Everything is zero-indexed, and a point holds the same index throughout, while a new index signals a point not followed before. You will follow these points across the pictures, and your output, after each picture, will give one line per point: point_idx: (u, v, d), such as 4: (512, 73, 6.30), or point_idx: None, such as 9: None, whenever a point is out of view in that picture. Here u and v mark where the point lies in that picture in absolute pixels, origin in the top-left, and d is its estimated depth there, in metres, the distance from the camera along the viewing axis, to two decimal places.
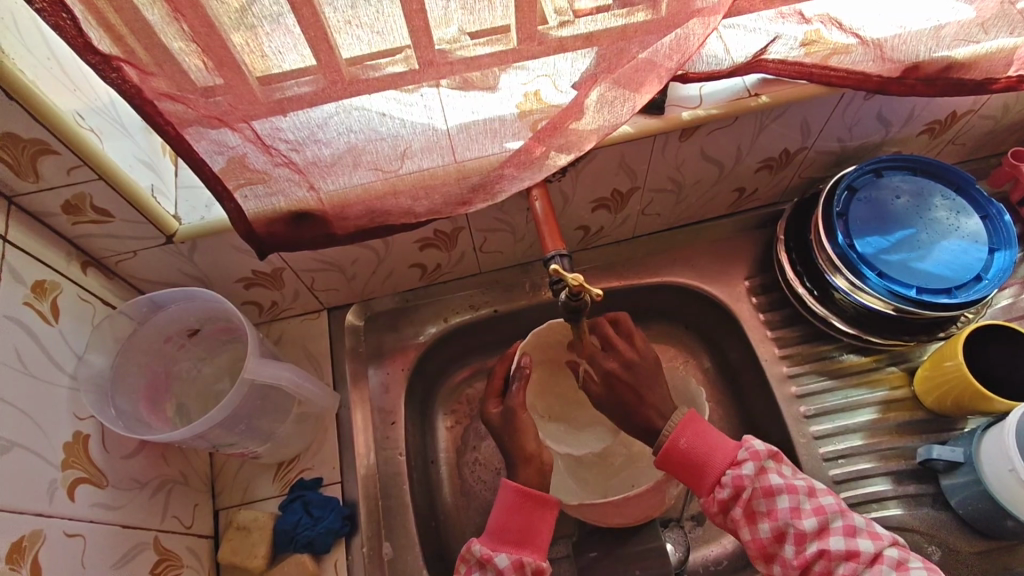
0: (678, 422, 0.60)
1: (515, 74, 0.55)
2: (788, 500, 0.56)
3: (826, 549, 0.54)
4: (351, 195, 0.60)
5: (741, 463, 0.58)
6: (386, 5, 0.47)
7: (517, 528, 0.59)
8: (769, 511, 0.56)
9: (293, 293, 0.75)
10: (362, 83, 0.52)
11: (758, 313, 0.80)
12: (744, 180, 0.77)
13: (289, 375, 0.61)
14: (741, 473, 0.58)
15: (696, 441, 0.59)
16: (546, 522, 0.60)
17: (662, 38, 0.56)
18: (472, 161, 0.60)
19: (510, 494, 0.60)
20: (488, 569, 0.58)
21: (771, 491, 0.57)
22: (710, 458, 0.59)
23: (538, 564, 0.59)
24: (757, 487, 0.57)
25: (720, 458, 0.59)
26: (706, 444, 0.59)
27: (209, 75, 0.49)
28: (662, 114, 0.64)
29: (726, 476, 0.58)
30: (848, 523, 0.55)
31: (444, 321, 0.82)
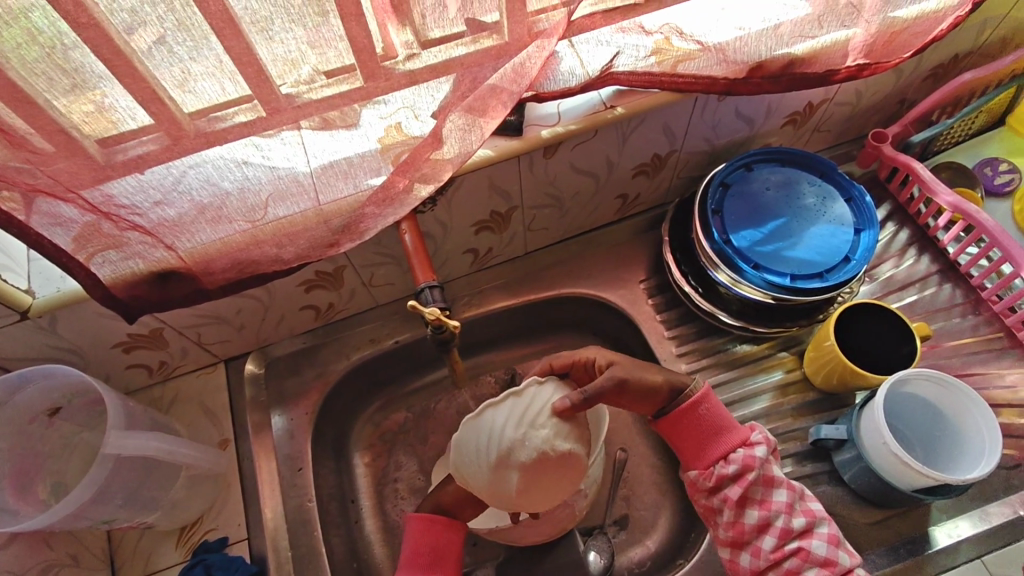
0: (701, 391, 0.65)
1: (374, 109, 0.56)
2: (785, 495, 0.60)
3: (805, 548, 0.58)
4: (212, 250, 0.59)
5: (751, 443, 0.62)
6: (212, 59, 0.45)
7: (427, 551, 0.64)
8: (763, 499, 0.60)
9: (181, 351, 0.73)
10: (209, 135, 0.51)
11: (654, 314, 0.82)
12: (624, 187, 0.79)
13: (158, 445, 0.59)
14: (753, 453, 0.61)
15: (714, 409, 0.64)
16: (454, 543, 0.65)
17: (500, 66, 0.57)
18: (331, 205, 0.59)
19: (416, 523, 0.65)
20: None
21: (773, 481, 0.60)
22: (724, 429, 0.64)
23: None
24: (762, 473, 0.60)
25: (731, 435, 0.63)
26: (724, 416, 0.64)
27: (31, 146, 0.46)
28: (520, 135, 0.64)
29: (733, 453, 0.62)
30: (832, 532, 0.59)
31: (346, 358, 0.81)
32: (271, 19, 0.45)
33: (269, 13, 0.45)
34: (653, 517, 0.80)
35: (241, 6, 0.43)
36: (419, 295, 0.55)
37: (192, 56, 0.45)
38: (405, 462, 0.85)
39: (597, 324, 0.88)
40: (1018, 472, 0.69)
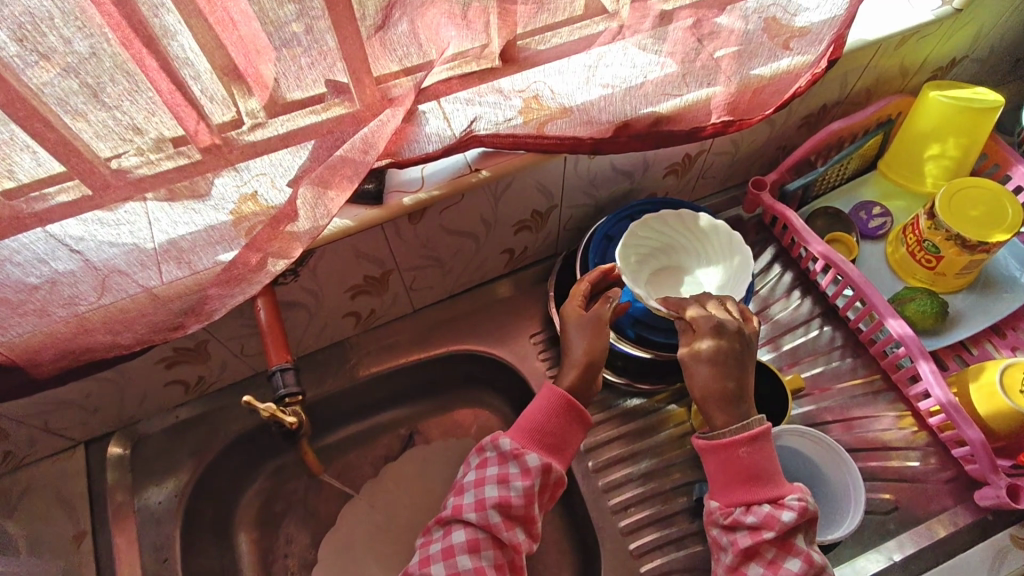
0: (757, 430, 0.60)
1: (227, 179, 0.53)
2: (797, 565, 0.55)
3: None
4: (35, 341, 0.54)
5: (781, 501, 0.58)
6: (18, 134, 0.43)
7: (555, 434, 0.64)
8: (770, 559, 0.56)
9: (27, 440, 0.67)
10: (24, 219, 0.48)
11: (544, 369, 0.80)
12: (508, 242, 0.78)
13: None
14: (778, 516, 0.56)
15: (755, 454, 0.59)
16: (577, 436, 0.65)
17: (357, 132, 0.55)
18: (164, 288, 0.55)
19: (556, 398, 0.65)
20: (514, 461, 0.62)
21: (788, 547, 0.56)
22: (764, 480, 0.59)
23: (559, 473, 0.63)
24: (779, 535, 0.56)
25: (768, 489, 0.58)
26: (768, 466, 0.59)
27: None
28: (380, 204, 0.62)
29: (758, 506, 0.58)
30: None
31: (224, 431, 0.76)
32: (73, 96, 0.42)
33: (70, 93, 0.42)
34: None
35: (39, 80, 0.40)
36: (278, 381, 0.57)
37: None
38: (297, 535, 0.80)
39: (493, 379, 0.86)
40: (894, 516, 0.70)
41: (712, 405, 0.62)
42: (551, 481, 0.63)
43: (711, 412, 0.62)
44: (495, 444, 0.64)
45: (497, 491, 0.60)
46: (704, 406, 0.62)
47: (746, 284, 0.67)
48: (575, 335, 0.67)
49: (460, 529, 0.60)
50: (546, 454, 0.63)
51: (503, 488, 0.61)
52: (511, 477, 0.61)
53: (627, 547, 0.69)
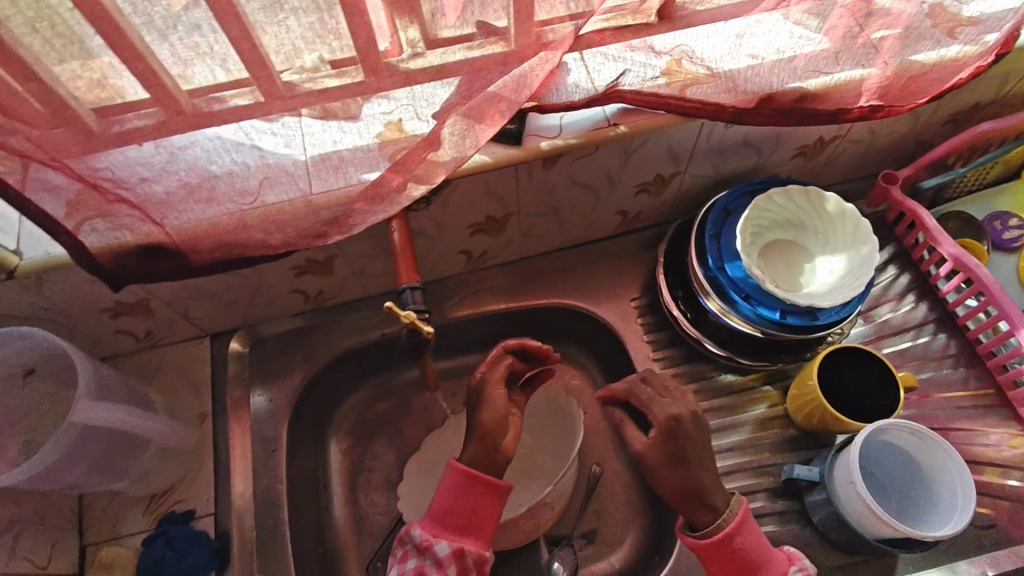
0: (733, 520, 0.59)
1: (378, 103, 0.56)
2: None
3: None
4: (200, 229, 0.59)
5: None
6: (217, 35, 0.47)
7: (462, 513, 0.64)
8: None
9: (168, 321, 0.74)
10: (206, 115, 0.52)
11: (642, 334, 0.82)
12: (625, 204, 0.79)
13: (122, 417, 0.60)
14: None
15: (749, 544, 0.59)
16: (493, 510, 0.65)
17: (504, 75, 0.57)
18: (321, 195, 0.59)
19: (458, 476, 0.64)
20: (427, 557, 0.63)
21: None
22: (767, 567, 0.59)
23: (478, 553, 0.63)
24: None
25: (773, 572, 0.59)
26: (765, 551, 0.60)
27: (23, 109, 0.48)
28: (520, 144, 0.64)
29: None
30: None
31: (333, 344, 0.82)
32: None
33: None
34: (622, 534, 0.80)
35: None
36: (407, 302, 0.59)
37: (196, 34, 0.46)
38: (382, 453, 0.88)
39: (586, 336, 0.88)
40: (989, 532, 0.69)
41: (701, 457, 0.61)
42: (471, 563, 0.63)
43: (696, 472, 0.61)
44: (410, 536, 0.65)
45: None
46: (687, 505, 0.61)
47: (861, 278, 0.66)
48: (489, 404, 0.68)
49: None
50: (456, 538, 0.64)
51: None
52: (428, 569, 0.62)
53: None
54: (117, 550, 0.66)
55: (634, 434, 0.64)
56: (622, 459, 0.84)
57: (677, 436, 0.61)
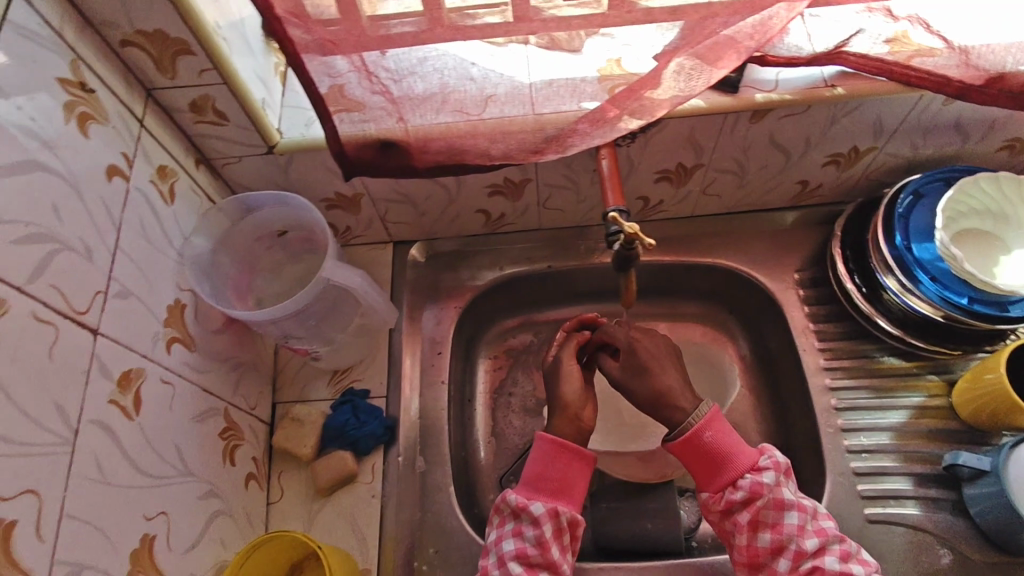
0: (704, 416, 0.65)
1: (601, 40, 0.63)
2: (797, 517, 0.60)
3: (821, 566, 0.58)
4: (436, 131, 0.65)
5: (761, 469, 0.63)
6: None
7: (555, 478, 0.65)
8: (776, 524, 0.60)
9: (367, 221, 0.82)
10: (459, 30, 0.59)
11: (803, 304, 0.82)
12: (809, 173, 0.79)
13: (360, 284, 0.65)
14: (761, 479, 0.62)
15: (718, 440, 0.64)
16: (581, 475, 0.66)
17: (747, 18, 0.59)
18: (550, 115, 0.65)
19: (548, 445, 0.67)
20: (522, 519, 0.63)
21: (783, 505, 0.60)
22: (729, 459, 0.64)
23: (572, 515, 0.64)
24: (772, 498, 0.61)
25: (737, 462, 0.63)
26: (728, 443, 0.64)
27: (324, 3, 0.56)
28: (736, 93, 0.66)
29: (742, 479, 0.62)
30: (844, 548, 0.60)
31: (500, 268, 0.87)
32: None
33: None
34: None
35: None
36: (611, 248, 0.60)
37: None
38: (522, 380, 0.91)
39: (738, 302, 0.89)
40: None
41: (658, 363, 0.69)
42: (565, 524, 0.63)
43: (655, 377, 0.68)
44: (503, 500, 0.65)
45: (512, 545, 0.62)
46: (661, 409, 0.68)
47: None
48: (569, 380, 0.71)
49: (510, 541, 0.62)
50: (551, 500, 0.64)
51: (518, 541, 0.62)
52: (525, 529, 0.63)
53: (857, 487, 0.72)
54: (307, 409, 0.75)
55: (609, 363, 0.74)
56: (761, 427, 0.84)
57: (636, 351, 0.70)
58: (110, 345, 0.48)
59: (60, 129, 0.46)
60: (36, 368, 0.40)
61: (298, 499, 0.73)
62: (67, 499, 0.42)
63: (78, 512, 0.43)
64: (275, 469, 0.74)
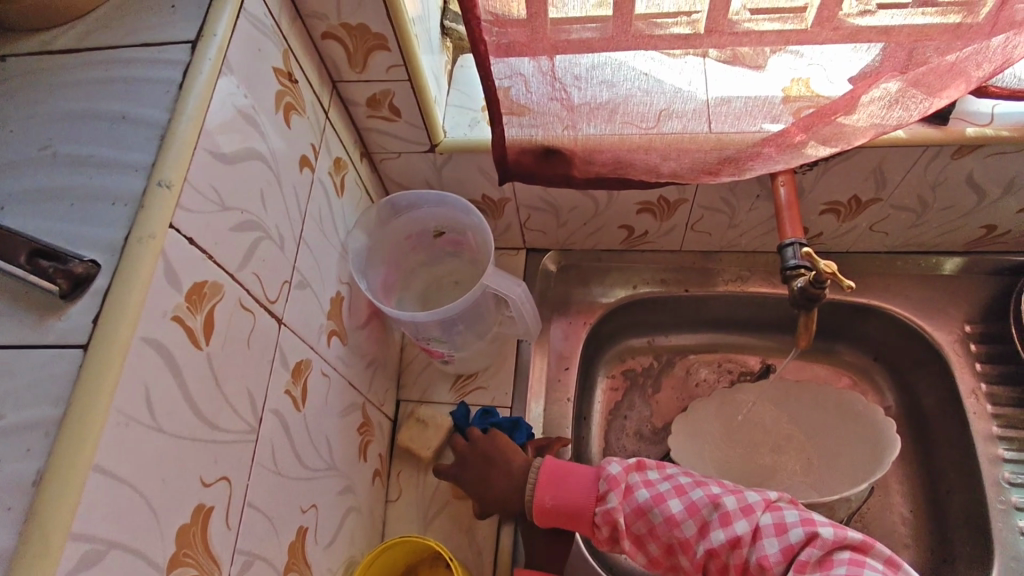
0: (538, 480, 0.62)
1: (785, 58, 0.54)
2: (662, 512, 0.56)
3: (763, 555, 0.51)
4: (605, 142, 0.63)
5: (603, 497, 0.59)
6: None
7: None
8: (665, 521, 0.56)
9: (505, 227, 0.81)
10: (644, 39, 0.54)
11: (972, 361, 0.75)
12: (998, 220, 0.71)
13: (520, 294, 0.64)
14: (608, 506, 0.58)
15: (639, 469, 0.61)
16: None
17: (991, 39, 0.52)
18: (733, 135, 0.61)
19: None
20: None
21: (643, 511, 0.57)
22: (579, 507, 0.60)
23: None
24: (628, 512, 0.58)
25: (584, 503, 0.60)
26: (566, 490, 0.61)
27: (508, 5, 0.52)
28: (945, 126, 0.60)
29: (597, 515, 0.59)
30: (773, 519, 0.53)
31: (632, 288, 0.84)
32: None
33: None
34: None
35: None
36: (789, 286, 0.56)
37: None
38: (639, 404, 0.86)
39: (890, 350, 0.82)
40: None
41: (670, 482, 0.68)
42: None
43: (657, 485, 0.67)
44: None
45: None
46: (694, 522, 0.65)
47: None
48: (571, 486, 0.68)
49: None
50: None
51: None
52: None
53: None
54: (432, 412, 0.74)
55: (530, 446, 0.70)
56: (908, 489, 0.76)
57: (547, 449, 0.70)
58: (289, 335, 0.48)
59: (271, 117, 0.46)
60: (238, 355, 0.40)
61: (415, 501, 0.71)
62: (250, 486, 0.41)
63: (257, 502, 0.42)
64: (394, 468, 0.73)
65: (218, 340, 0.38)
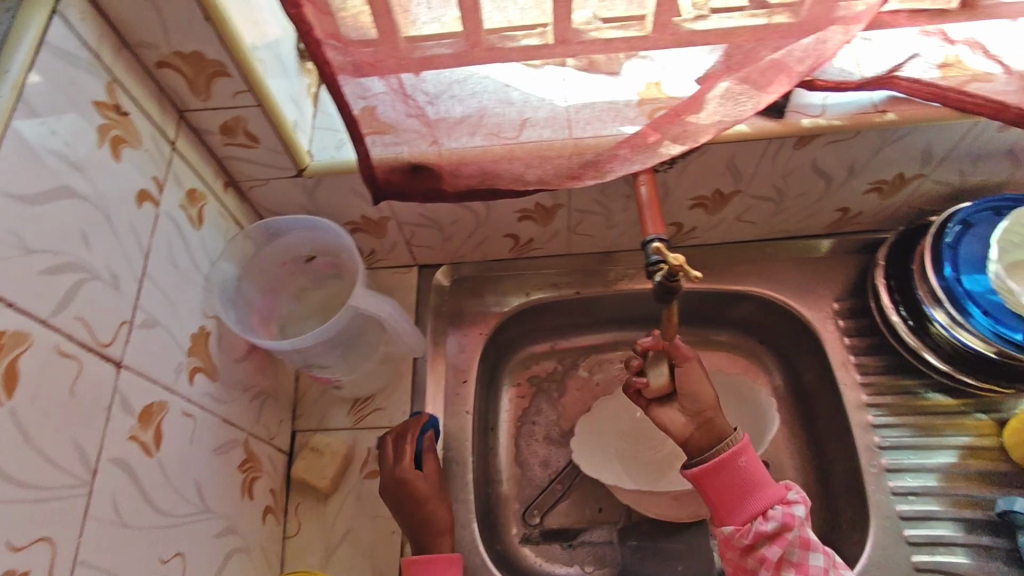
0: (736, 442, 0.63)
1: (639, 63, 0.59)
2: (822, 559, 0.57)
3: None
4: (470, 154, 0.63)
5: (789, 501, 0.60)
6: None
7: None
8: (799, 564, 0.57)
9: (392, 244, 0.80)
10: (497, 52, 0.55)
11: (842, 336, 0.79)
12: (849, 202, 0.76)
13: (390, 311, 0.64)
14: (791, 511, 0.59)
15: (754, 463, 0.62)
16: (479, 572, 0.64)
17: (799, 41, 0.55)
18: (589, 139, 0.62)
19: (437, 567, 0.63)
20: None
21: (808, 544, 0.58)
22: (759, 485, 0.61)
23: None
24: (799, 536, 0.58)
25: (769, 490, 0.60)
26: (761, 472, 0.62)
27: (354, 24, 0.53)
28: (781, 118, 0.64)
29: (771, 509, 0.60)
30: None
31: (526, 295, 0.85)
32: None
33: None
34: None
35: None
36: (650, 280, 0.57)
37: None
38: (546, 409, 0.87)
39: (772, 332, 0.86)
40: None
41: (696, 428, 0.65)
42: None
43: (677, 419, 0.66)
44: None
45: None
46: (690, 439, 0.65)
47: None
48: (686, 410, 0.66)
49: None
50: None
51: None
52: None
53: (903, 532, 0.68)
54: (327, 440, 0.73)
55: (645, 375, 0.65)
56: (798, 463, 0.80)
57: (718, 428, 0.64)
58: (132, 378, 0.47)
59: (92, 153, 0.45)
60: (56, 407, 0.40)
61: (315, 533, 0.69)
62: (81, 542, 0.41)
63: (94, 559, 0.42)
64: (292, 502, 0.71)
65: (25, 395, 0.37)
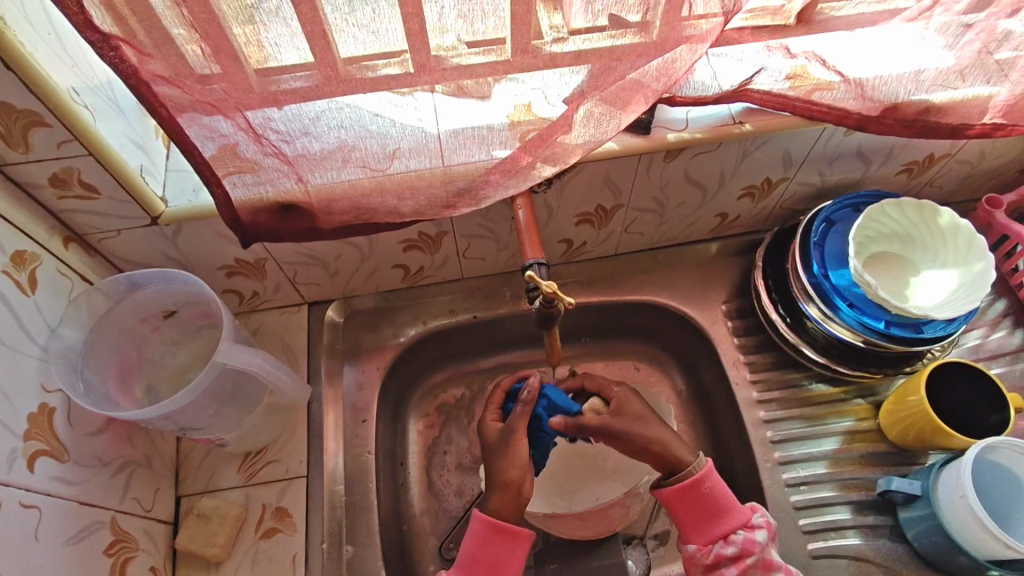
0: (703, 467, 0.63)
1: (508, 85, 0.56)
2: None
3: None
4: (338, 190, 0.60)
5: (753, 525, 0.62)
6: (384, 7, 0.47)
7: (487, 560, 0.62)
8: None
9: (274, 285, 0.76)
10: (355, 83, 0.53)
11: (732, 337, 0.82)
12: (726, 207, 0.79)
13: (261, 363, 0.62)
14: (754, 537, 0.61)
15: (719, 488, 0.63)
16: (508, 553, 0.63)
17: (651, 61, 0.56)
18: (459, 167, 0.61)
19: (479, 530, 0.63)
20: None
21: (769, 566, 0.60)
22: (725, 511, 0.62)
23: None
24: (761, 558, 0.60)
25: (733, 516, 0.62)
26: (727, 496, 0.63)
27: (191, 63, 0.49)
28: (648, 134, 0.65)
29: (734, 534, 0.61)
30: None
31: (424, 324, 0.82)
32: None
33: None
34: None
35: None
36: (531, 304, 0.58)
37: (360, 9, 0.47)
38: (456, 437, 0.85)
39: (668, 337, 0.88)
40: None
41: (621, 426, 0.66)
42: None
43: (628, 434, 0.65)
44: None
45: None
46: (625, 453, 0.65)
47: (976, 292, 0.67)
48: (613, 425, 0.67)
49: None
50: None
51: None
52: None
53: (797, 522, 0.71)
54: (214, 504, 0.67)
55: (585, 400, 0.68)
56: None
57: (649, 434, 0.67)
58: None
59: None
60: None
61: None
62: None
63: None
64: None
65: None
